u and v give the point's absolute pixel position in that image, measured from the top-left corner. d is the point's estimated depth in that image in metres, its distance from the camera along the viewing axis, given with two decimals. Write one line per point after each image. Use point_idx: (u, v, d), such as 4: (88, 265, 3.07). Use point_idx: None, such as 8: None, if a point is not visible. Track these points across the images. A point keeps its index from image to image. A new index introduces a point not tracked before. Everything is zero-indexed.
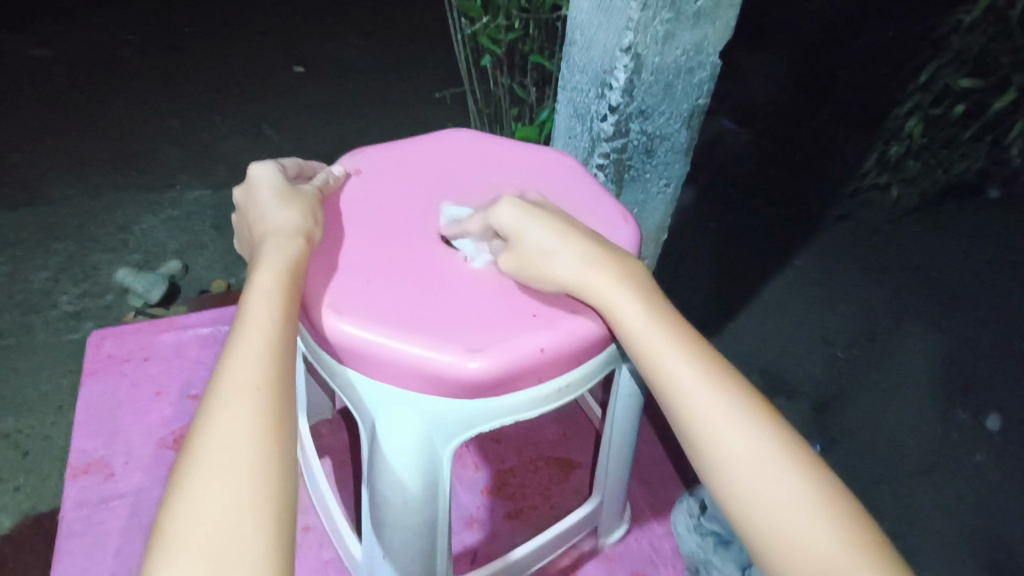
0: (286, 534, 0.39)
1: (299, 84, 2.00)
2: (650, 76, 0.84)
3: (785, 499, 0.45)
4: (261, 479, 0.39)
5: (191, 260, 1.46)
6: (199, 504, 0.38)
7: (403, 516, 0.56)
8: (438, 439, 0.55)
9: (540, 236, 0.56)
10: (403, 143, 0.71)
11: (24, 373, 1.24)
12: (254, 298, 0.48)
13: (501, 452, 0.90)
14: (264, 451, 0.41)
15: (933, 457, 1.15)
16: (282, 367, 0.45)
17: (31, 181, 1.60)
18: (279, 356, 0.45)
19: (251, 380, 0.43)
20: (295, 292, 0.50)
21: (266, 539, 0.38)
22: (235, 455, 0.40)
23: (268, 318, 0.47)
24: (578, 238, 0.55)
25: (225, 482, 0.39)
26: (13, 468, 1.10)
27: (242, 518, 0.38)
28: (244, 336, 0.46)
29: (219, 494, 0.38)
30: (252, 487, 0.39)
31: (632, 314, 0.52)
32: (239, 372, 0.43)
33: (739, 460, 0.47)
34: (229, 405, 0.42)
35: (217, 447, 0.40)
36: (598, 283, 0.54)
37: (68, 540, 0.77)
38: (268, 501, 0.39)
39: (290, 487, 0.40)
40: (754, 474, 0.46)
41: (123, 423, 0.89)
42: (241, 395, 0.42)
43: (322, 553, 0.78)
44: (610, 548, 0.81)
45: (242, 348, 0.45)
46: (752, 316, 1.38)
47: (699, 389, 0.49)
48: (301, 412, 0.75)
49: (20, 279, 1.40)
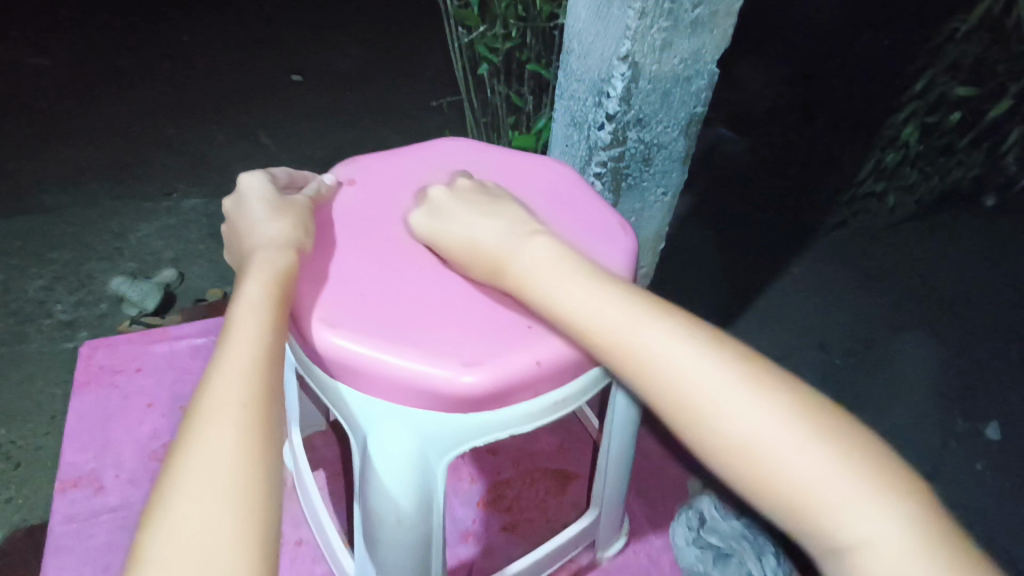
0: (270, 559, 0.37)
1: (296, 93, 1.99)
2: (648, 84, 0.84)
3: (696, 388, 0.48)
4: (245, 498, 0.38)
5: (186, 269, 1.46)
6: (180, 527, 0.36)
7: (396, 533, 0.54)
8: (431, 453, 0.54)
9: (467, 262, 0.57)
10: (396, 152, 0.70)
11: (16, 382, 1.23)
12: (242, 311, 0.47)
13: (497, 464, 0.89)
14: (247, 473, 0.39)
15: (933, 466, 1.15)
16: (269, 383, 0.44)
17: (27, 191, 1.59)
18: (267, 372, 0.44)
19: (237, 401, 0.42)
20: (284, 305, 0.49)
21: (250, 562, 0.36)
22: (219, 474, 0.39)
23: (254, 332, 0.46)
24: (485, 257, 0.56)
25: (203, 505, 0.37)
26: (5, 478, 1.10)
27: (223, 544, 0.36)
28: (230, 351, 0.45)
29: (199, 517, 0.37)
30: (235, 508, 0.38)
31: (548, 289, 0.53)
32: (225, 387, 0.42)
33: (656, 367, 0.49)
34: (214, 421, 0.41)
35: (201, 468, 0.39)
36: (518, 285, 0.55)
37: (56, 556, 0.76)
38: (251, 525, 0.37)
39: (275, 510, 0.39)
40: (671, 378, 0.49)
41: (113, 435, 0.87)
42: (226, 411, 0.41)
43: (314, 567, 0.77)
44: (608, 561, 0.79)
45: (228, 363, 0.44)
46: (751, 325, 1.37)
47: (704, 389, 0.48)
48: (294, 423, 0.73)
49: (14, 287, 1.40)
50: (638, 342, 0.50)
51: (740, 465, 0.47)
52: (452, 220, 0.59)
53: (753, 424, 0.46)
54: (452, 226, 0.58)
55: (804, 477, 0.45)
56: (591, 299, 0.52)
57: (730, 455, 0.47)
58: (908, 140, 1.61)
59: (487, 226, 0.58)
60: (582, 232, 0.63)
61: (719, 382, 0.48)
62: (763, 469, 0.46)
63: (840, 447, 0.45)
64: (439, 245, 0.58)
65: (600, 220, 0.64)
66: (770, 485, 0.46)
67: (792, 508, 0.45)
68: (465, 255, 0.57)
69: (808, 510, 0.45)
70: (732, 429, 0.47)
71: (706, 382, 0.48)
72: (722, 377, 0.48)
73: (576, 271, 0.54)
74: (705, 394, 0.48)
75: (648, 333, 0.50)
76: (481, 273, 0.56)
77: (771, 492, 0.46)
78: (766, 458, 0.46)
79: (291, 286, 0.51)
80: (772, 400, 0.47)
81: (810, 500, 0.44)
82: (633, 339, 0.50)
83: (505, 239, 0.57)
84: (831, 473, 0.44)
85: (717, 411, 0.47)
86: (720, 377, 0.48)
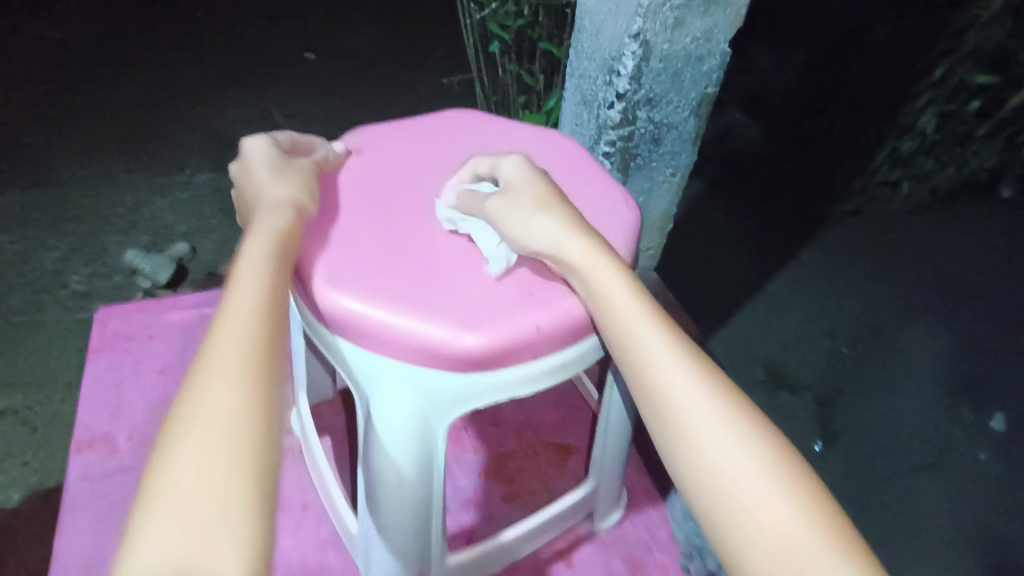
0: (270, 501, 0.39)
1: (309, 70, 1.99)
2: (659, 63, 0.84)
3: (702, 407, 0.48)
4: (246, 443, 0.40)
5: (198, 243, 1.48)
6: (185, 469, 0.38)
7: (397, 492, 0.56)
8: (432, 415, 0.55)
9: (522, 209, 0.57)
10: (403, 122, 0.71)
11: (33, 349, 1.26)
12: (245, 268, 0.49)
13: (499, 436, 0.90)
14: (247, 419, 0.41)
15: (935, 454, 1.16)
16: (270, 336, 0.45)
17: (43, 164, 1.62)
18: (270, 327, 0.46)
19: (235, 352, 0.43)
20: (284, 266, 0.51)
21: (250, 504, 0.38)
22: (220, 419, 0.40)
23: (258, 289, 0.47)
24: (552, 208, 0.57)
25: (204, 448, 0.39)
26: (22, 443, 1.13)
27: (221, 484, 0.38)
28: (234, 304, 0.46)
29: (203, 461, 0.38)
30: (234, 451, 0.39)
31: (595, 269, 0.53)
32: (228, 340, 0.44)
33: (670, 377, 0.49)
34: (217, 371, 0.42)
35: (202, 413, 0.40)
36: (564, 247, 0.54)
37: (73, 512, 0.79)
38: (251, 466, 0.39)
39: (275, 454, 0.41)
40: (679, 391, 0.48)
41: (126, 399, 0.90)
42: (226, 360, 0.43)
43: (319, 531, 0.79)
44: (606, 532, 0.81)
45: (230, 316, 0.45)
46: (758, 311, 1.37)
47: (713, 424, 0.47)
48: (302, 388, 0.74)
49: (31, 258, 1.42)
50: (659, 351, 0.50)
51: (721, 496, 0.45)
52: (538, 175, 0.60)
53: (749, 460, 0.45)
54: (532, 180, 0.59)
55: (786, 530, 0.42)
56: (628, 298, 0.52)
57: (713, 484, 0.46)
58: (925, 128, 1.58)
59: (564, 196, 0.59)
60: (584, 210, 0.63)
61: (725, 409, 0.48)
62: (745, 508, 0.44)
63: (838, 534, 0.42)
64: (515, 189, 0.59)
65: (602, 196, 0.64)
66: (746, 527, 0.43)
67: (761, 555, 0.42)
68: (529, 199, 0.57)
69: (777, 561, 0.42)
70: (725, 458, 0.46)
71: (712, 409, 0.48)
72: (728, 409, 0.48)
73: (622, 277, 0.53)
74: (708, 415, 0.47)
75: (671, 348, 0.50)
76: (525, 222, 0.56)
77: (747, 542, 0.43)
78: (750, 496, 0.44)
79: (292, 248, 0.53)
80: (770, 448, 0.46)
81: (784, 550, 0.42)
82: (650, 351, 0.50)
83: (534, 202, 0.57)
84: (817, 551, 0.41)
85: (709, 439, 0.47)
86: (725, 407, 0.48)
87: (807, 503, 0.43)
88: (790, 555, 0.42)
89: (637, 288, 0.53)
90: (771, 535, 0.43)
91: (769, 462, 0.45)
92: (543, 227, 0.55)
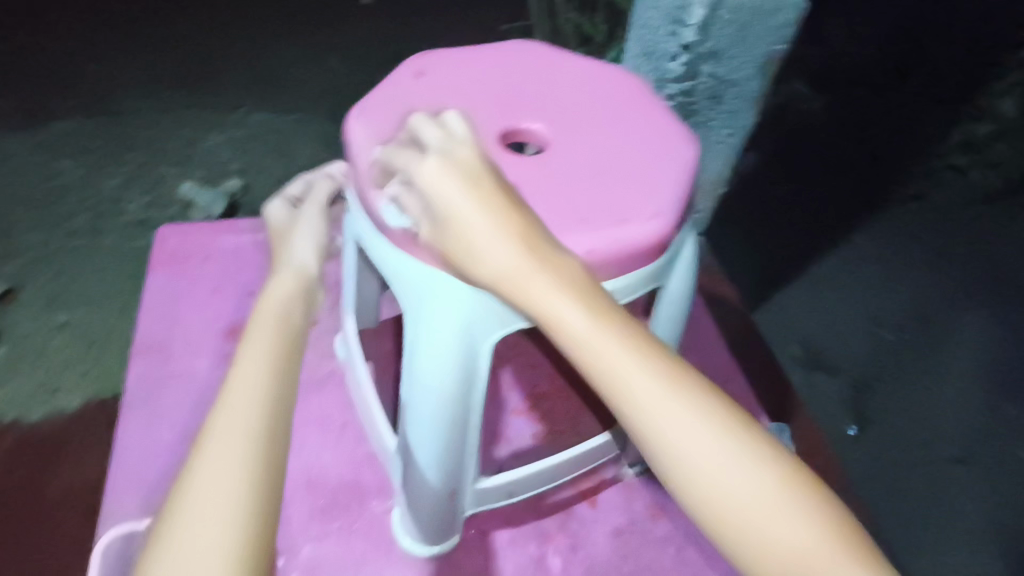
0: (251, 538, 0.50)
1: (364, 14, 1.98)
2: (728, 14, 0.81)
3: (678, 423, 0.50)
4: (237, 498, 0.52)
5: (250, 180, 1.52)
6: (188, 517, 0.51)
7: (436, 401, 0.58)
8: (478, 329, 0.57)
9: (466, 233, 0.54)
10: (467, 49, 0.71)
11: (94, 270, 1.34)
12: (247, 364, 0.61)
13: (534, 376, 0.92)
14: (242, 472, 0.53)
15: (974, 445, 1.12)
16: (268, 414, 0.58)
17: (106, 94, 1.67)
18: (267, 405, 0.58)
19: (237, 430, 0.56)
20: (277, 360, 0.63)
21: (235, 540, 0.50)
22: (219, 477, 0.52)
23: (258, 375, 0.60)
24: (497, 232, 0.53)
25: (213, 504, 0.51)
26: (80, 354, 1.20)
27: (211, 550, 0.49)
28: (236, 388, 0.59)
29: (202, 513, 0.51)
30: (220, 544, 0.49)
31: (557, 300, 0.52)
32: (232, 414, 0.57)
33: (643, 400, 0.50)
34: (219, 441, 0.55)
35: (206, 476, 0.53)
36: (526, 281, 0.52)
37: (131, 409, 0.85)
38: (235, 513, 0.51)
39: (260, 507, 0.52)
40: (654, 411, 0.50)
41: (182, 311, 0.95)
42: (227, 429, 0.56)
43: (358, 447, 0.86)
44: (631, 477, 0.86)
45: (232, 397, 0.58)
46: (803, 289, 1.34)
47: (691, 435, 0.50)
48: (348, 310, 0.77)
49: (93, 183, 1.49)
50: (628, 373, 0.51)
51: (711, 501, 0.49)
52: (467, 182, 0.55)
53: (730, 462, 0.49)
54: (458, 189, 0.55)
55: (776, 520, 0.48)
56: (590, 322, 0.52)
57: (702, 491, 0.49)
58: None
59: (501, 204, 0.54)
60: (640, 146, 0.63)
61: (699, 416, 0.50)
62: (736, 509, 0.48)
63: (815, 507, 0.49)
64: (446, 203, 0.55)
65: (659, 131, 0.64)
66: (739, 526, 0.48)
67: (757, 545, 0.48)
68: (472, 222, 0.54)
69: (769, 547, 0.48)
70: (710, 466, 0.49)
71: (690, 421, 0.50)
72: (704, 415, 0.50)
73: (578, 303, 0.52)
74: (688, 428, 0.50)
75: (637, 367, 0.51)
76: (470, 249, 0.54)
77: (738, 537, 0.48)
78: (739, 497, 0.49)
79: (284, 349, 0.64)
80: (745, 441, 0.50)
81: (774, 538, 0.48)
82: (621, 375, 0.51)
83: (478, 220, 0.54)
84: (801, 530, 0.48)
85: (690, 452, 0.49)
86: (701, 415, 0.50)
87: (788, 487, 0.49)
88: (780, 542, 0.48)
89: (596, 305, 0.53)
90: (764, 528, 0.48)
91: (754, 459, 0.50)
92: (498, 260, 0.53)
